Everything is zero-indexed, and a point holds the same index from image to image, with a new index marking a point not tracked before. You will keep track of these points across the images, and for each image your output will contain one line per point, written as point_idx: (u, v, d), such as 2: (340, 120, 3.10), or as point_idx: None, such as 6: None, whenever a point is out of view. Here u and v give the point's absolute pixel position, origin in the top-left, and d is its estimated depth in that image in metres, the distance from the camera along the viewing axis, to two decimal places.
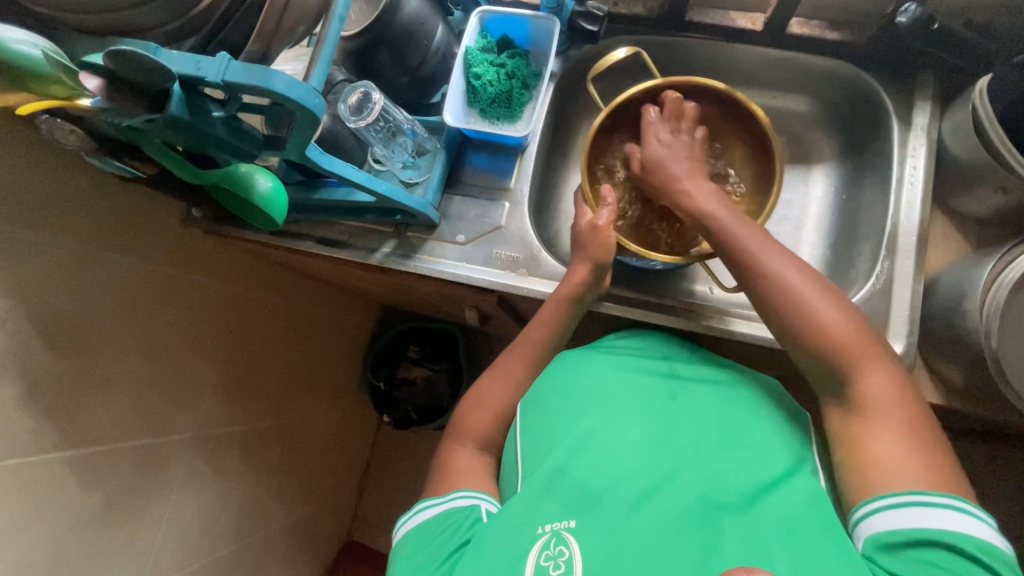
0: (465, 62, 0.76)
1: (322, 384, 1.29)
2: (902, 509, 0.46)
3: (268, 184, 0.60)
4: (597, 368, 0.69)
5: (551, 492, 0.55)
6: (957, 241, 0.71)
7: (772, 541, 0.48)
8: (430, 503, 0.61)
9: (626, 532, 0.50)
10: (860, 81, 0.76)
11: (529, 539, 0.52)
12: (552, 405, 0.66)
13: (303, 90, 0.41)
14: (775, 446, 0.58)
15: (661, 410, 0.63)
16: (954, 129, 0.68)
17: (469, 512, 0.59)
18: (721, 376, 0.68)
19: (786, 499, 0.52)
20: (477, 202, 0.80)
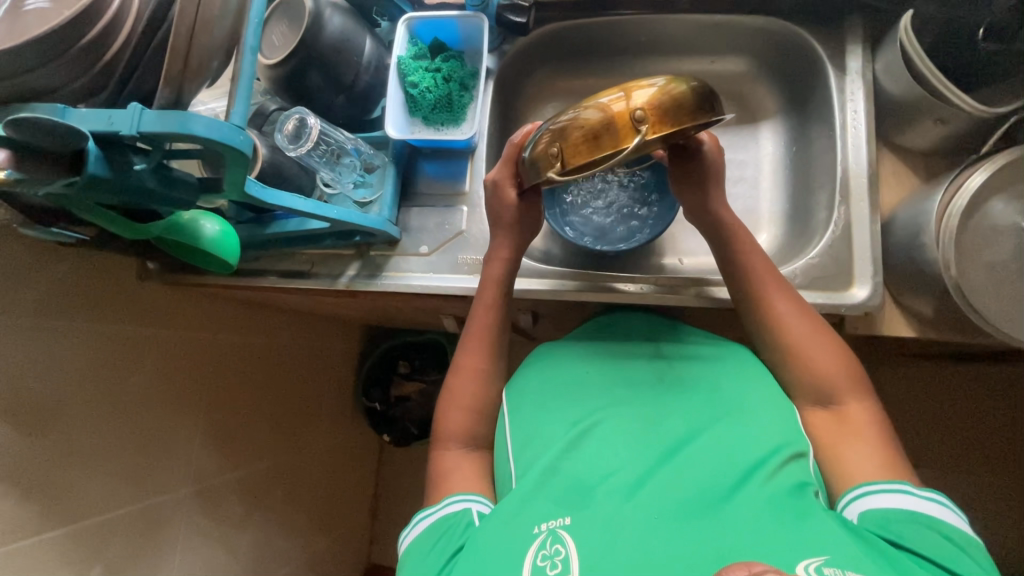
0: (399, 72, 0.75)
1: (315, 416, 1.27)
2: (892, 490, 0.50)
3: (215, 228, 0.60)
4: (582, 362, 0.70)
5: (543, 490, 0.56)
6: (907, 175, 0.72)
7: (766, 523, 0.47)
8: (425, 512, 0.61)
9: (620, 522, 0.50)
10: (791, 33, 0.77)
11: (526, 540, 0.51)
12: (541, 402, 0.66)
13: (224, 129, 0.40)
14: (765, 417, 0.59)
15: (646, 397, 0.64)
16: (886, 68, 0.69)
17: (463, 514, 0.59)
18: (706, 353, 0.68)
19: (777, 479, 0.52)
20: (435, 211, 0.79)
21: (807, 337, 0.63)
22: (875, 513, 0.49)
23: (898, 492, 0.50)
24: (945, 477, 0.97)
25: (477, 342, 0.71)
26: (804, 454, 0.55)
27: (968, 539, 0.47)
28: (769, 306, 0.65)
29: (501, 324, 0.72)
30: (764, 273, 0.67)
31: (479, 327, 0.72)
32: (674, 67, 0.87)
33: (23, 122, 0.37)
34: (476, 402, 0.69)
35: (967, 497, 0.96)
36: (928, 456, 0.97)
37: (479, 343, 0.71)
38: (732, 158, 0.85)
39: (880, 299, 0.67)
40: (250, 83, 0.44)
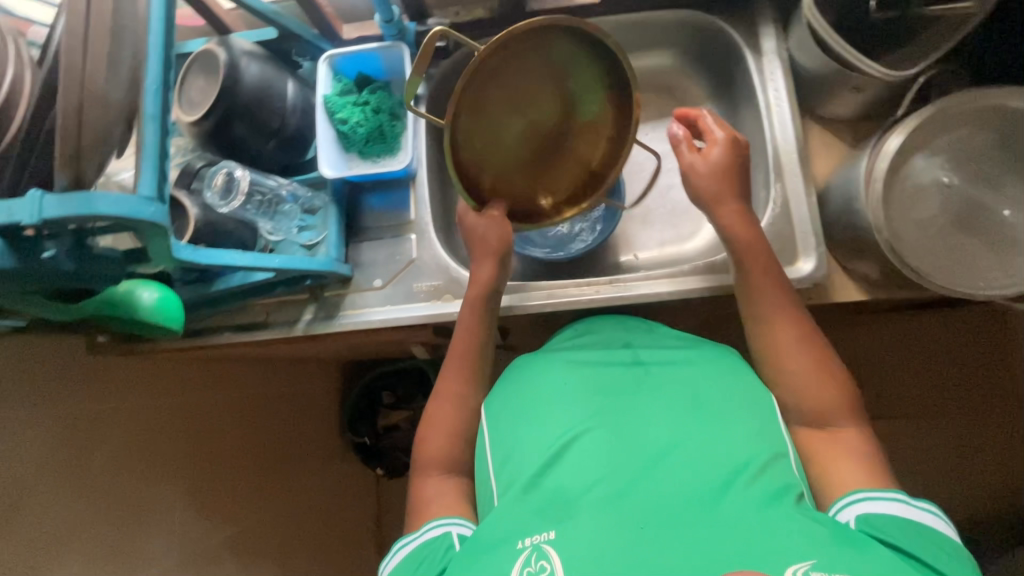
0: (327, 111, 0.74)
1: (314, 458, 1.22)
2: (885, 497, 0.53)
3: (155, 295, 0.58)
4: (560, 369, 0.68)
5: (525, 505, 0.55)
6: (836, 144, 0.75)
7: (748, 532, 0.48)
8: (405, 539, 0.60)
9: (602, 534, 0.50)
10: (707, 23, 0.78)
11: (511, 557, 0.51)
12: (522, 410, 0.65)
13: (132, 202, 0.40)
14: (743, 417, 0.59)
15: (626, 403, 0.63)
16: (798, 46, 0.71)
17: (444, 539, 0.58)
18: (682, 355, 0.69)
19: (758, 484, 0.53)
20: (384, 243, 0.78)
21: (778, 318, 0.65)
22: (871, 514, 0.52)
23: (890, 500, 0.53)
24: (923, 426, 0.99)
25: (451, 365, 0.71)
26: (783, 455, 0.57)
27: (953, 547, 0.50)
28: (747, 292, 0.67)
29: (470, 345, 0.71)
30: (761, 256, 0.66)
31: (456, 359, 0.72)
32: None
33: None
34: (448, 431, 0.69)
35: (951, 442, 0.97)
36: (905, 408, 1.00)
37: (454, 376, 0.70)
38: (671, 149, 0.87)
39: (827, 268, 0.68)
40: (161, 147, 0.43)
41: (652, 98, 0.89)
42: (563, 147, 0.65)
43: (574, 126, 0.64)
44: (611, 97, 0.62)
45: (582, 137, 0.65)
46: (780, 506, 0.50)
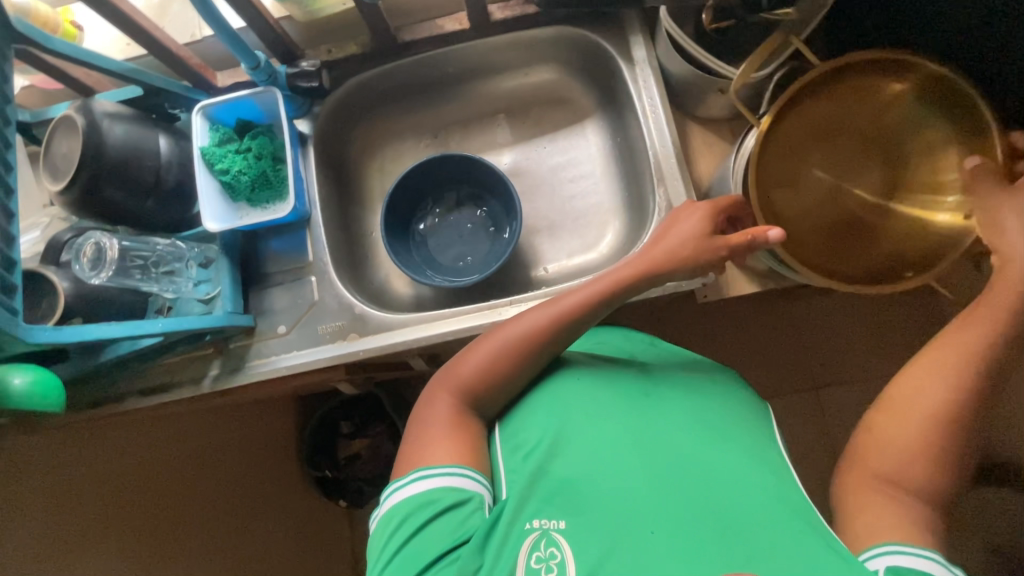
0: (207, 163, 0.73)
1: (269, 501, 1.15)
2: (925, 555, 0.47)
3: (28, 379, 0.56)
4: (576, 365, 0.66)
5: (536, 493, 0.54)
6: (717, 143, 0.77)
7: (756, 545, 0.47)
8: (434, 473, 0.56)
9: (622, 534, 0.49)
10: (581, 38, 0.80)
11: (519, 536, 0.52)
12: (537, 406, 0.62)
13: None
14: (720, 436, 0.58)
15: (637, 407, 0.60)
16: (664, 54, 0.73)
17: (472, 498, 0.55)
18: (689, 377, 0.65)
19: (733, 492, 0.52)
20: (284, 288, 0.77)
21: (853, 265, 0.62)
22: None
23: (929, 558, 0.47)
24: (843, 395, 1.03)
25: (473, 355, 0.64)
26: (745, 459, 0.56)
27: None
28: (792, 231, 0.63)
29: (474, 376, 0.62)
30: (977, 333, 0.51)
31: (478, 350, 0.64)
32: (491, 88, 0.90)
33: None
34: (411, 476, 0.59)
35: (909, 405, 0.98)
36: (826, 377, 1.05)
37: (419, 412, 0.63)
38: (568, 160, 0.89)
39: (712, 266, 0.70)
40: (10, 234, 0.51)
41: (545, 111, 0.90)
42: (896, 191, 0.62)
43: (906, 170, 0.62)
44: (957, 133, 0.58)
45: (930, 179, 0.61)
46: (748, 515, 0.49)
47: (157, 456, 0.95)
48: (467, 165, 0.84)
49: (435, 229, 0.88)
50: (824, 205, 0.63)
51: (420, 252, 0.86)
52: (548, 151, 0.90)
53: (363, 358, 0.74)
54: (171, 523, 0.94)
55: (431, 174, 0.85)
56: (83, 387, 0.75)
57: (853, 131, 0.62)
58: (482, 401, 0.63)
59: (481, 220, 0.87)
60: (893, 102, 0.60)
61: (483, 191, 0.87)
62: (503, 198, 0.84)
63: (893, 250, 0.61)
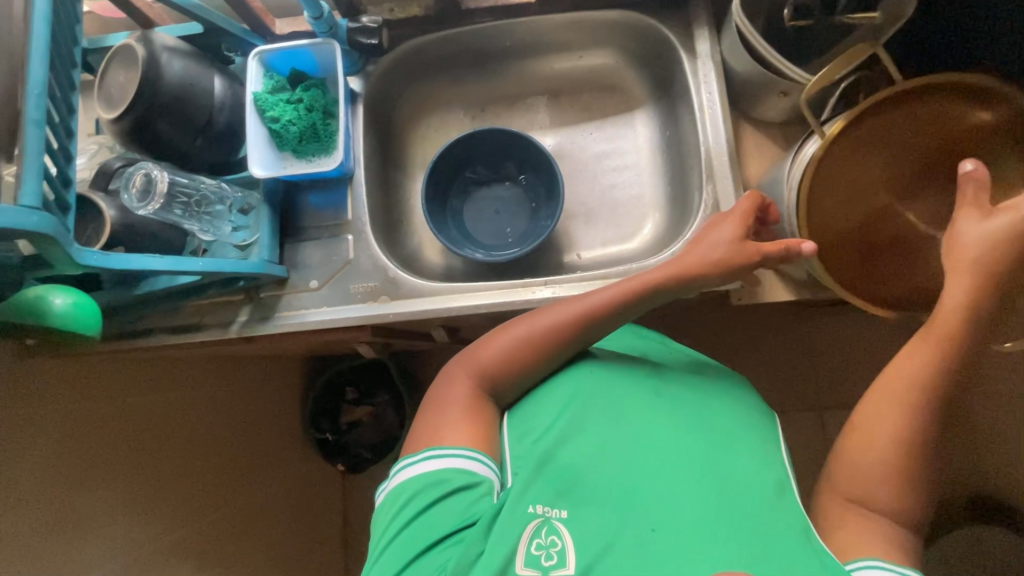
0: (258, 109, 0.73)
1: (266, 458, 1.17)
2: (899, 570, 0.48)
3: (69, 301, 0.56)
4: (585, 354, 0.66)
5: (541, 479, 0.54)
6: (767, 147, 0.76)
7: (758, 542, 0.47)
8: (445, 453, 0.57)
9: (622, 529, 0.49)
10: (645, 24, 0.79)
11: (520, 523, 0.51)
12: (550, 393, 0.62)
13: (12, 214, 0.39)
14: (739, 439, 0.57)
15: (649, 400, 0.60)
16: (730, 49, 0.72)
17: (481, 484, 0.55)
18: (695, 381, 0.64)
19: (746, 494, 0.51)
20: (320, 243, 0.77)
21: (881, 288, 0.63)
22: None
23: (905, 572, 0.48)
24: None
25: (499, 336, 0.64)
26: (761, 463, 0.56)
27: None
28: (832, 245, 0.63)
29: (493, 356, 0.63)
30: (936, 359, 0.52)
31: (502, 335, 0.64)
32: (545, 68, 0.89)
33: None
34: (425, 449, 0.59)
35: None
36: (842, 395, 1.04)
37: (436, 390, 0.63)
38: (612, 149, 0.88)
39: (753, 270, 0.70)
40: (69, 151, 0.51)
41: (595, 98, 0.90)
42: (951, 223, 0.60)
43: None
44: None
45: None
46: (759, 519, 0.49)
47: (168, 399, 0.96)
48: (514, 142, 0.83)
49: (473, 204, 0.88)
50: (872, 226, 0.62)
51: (455, 224, 0.86)
52: (595, 137, 0.89)
53: (392, 321, 0.74)
54: (177, 464, 0.95)
55: (477, 147, 0.85)
56: (110, 319, 0.75)
57: (921, 156, 0.59)
58: (500, 378, 0.63)
59: (520, 200, 0.87)
60: (972, 133, 0.57)
61: (526, 171, 0.86)
62: (546, 179, 0.84)
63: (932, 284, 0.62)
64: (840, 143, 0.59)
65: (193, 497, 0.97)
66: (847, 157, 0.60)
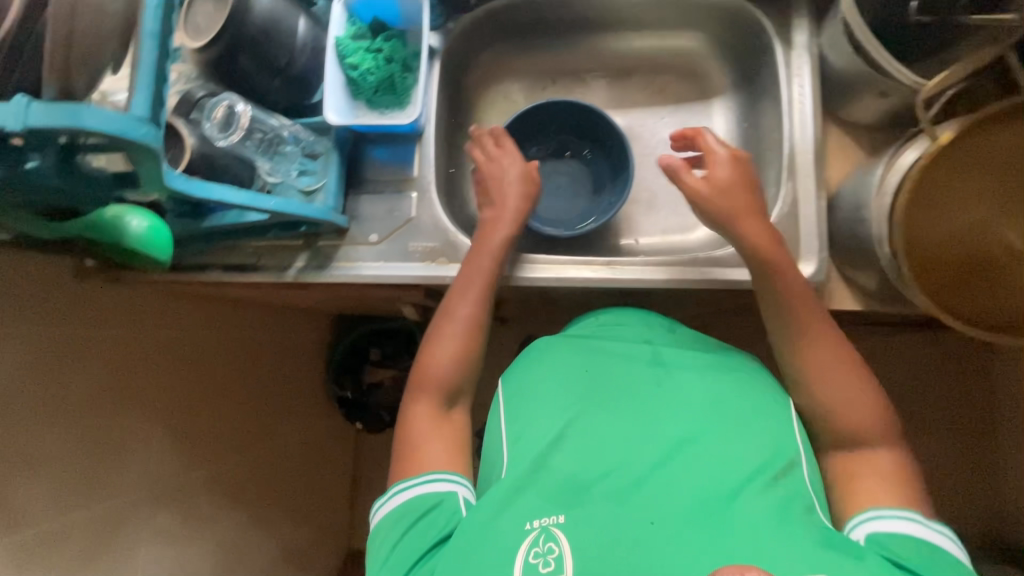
0: (338, 54, 0.72)
1: (286, 408, 1.19)
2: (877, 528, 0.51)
3: (144, 223, 0.56)
4: (580, 359, 0.66)
5: (538, 487, 0.54)
6: (853, 150, 0.73)
7: (764, 534, 0.47)
8: (410, 483, 0.59)
9: (618, 528, 0.49)
10: (739, 9, 0.76)
11: (517, 535, 0.50)
12: (539, 394, 0.63)
13: (123, 121, 0.38)
14: (761, 432, 0.57)
15: (646, 400, 0.61)
16: (831, 43, 0.69)
17: (450, 497, 0.57)
18: (706, 361, 0.65)
19: (770, 489, 0.51)
20: (384, 198, 0.77)
21: (970, 311, 0.60)
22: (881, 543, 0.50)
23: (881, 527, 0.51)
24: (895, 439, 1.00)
25: (473, 291, 0.68)
26: (791, 458, 0.55)
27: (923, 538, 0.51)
28: (928, 259, 0.59)
29: (464, 313, 0.68)
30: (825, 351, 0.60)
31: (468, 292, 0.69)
32: (625, 45, 0.87)
33: None
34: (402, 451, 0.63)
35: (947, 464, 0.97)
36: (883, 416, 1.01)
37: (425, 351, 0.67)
38: None
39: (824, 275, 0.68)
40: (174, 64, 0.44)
41: (672, 82, 0.87)
42: None
43: None
44: None
45: None
46: (788, 514, 0.49)
47: (205, 338, 0.97)
48: (585, 119, 0.82)
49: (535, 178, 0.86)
50: (969, 245, 0.59)
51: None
52: (669, 122, 0.86)
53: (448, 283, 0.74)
54: (207, 402, 0.96)
55: (545, 121, 0.84)
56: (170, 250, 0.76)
57: None
58: (472, 339, 0.68)
59: (583, 179, 0.85)
60: None
61: (591, 150, 0.85)
62: (611, 159, 0.83)
63: (977, 312, 0.60)
64: (952, 149, 0.57)
65: (218, 436, 0.98)
66: (951, 167, 0.58)
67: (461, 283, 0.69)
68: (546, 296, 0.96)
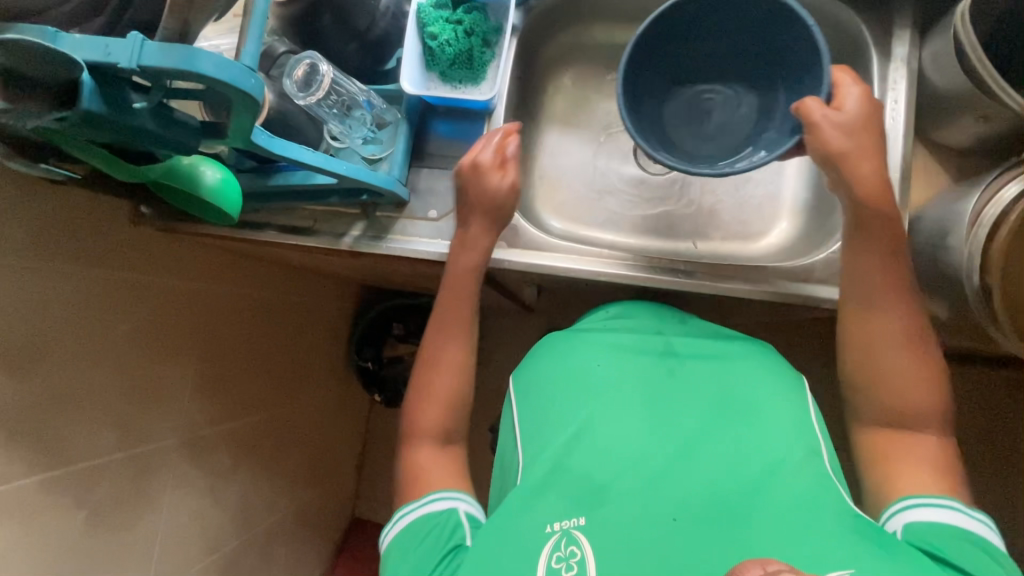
0: (419, 22, 0.70)
1: (307, 372, 1.18)
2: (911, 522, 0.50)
3: (217, 175, 0.57)
4: (593, 350, 0.64)
5: (558, 489, 0.52)
6: (939, 172, 0.70)
7: (787, 522, 0.46)
8: (405, 510, 0.59)
9: (639, 527, 0.47)
10: (837, 14, 0.72)
11: (538, 540, 0.48)
12: (547, 389, 0.61)
13: (235, 70, 0.37)
14: (785, 425, 0.55)
15: (660, 391, 0.59)
16: (934, 58, 0.66)
17: (450, 515, 0.57)
18: (721, 349, 0.64)
19: (796, 478, 0.50)
20: (446, 174, 0.75)
21: None
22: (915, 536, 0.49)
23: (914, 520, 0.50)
24: None
25: (465, 285, 0.68)
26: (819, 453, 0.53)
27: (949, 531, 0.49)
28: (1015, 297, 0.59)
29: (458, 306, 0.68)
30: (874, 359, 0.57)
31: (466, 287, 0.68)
32: None
33: (12, 44, 0.35)
34: (408, 434, 0.64)
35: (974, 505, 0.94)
36: None
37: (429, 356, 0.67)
38: None
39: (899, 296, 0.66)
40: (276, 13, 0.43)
41: None
42: None
43: None
44: None
45: None
46: (829, 507, 0.47)
47: (241, 293, 0.96)
48: (766, 40, 0.68)
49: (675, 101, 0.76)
50: None
51: (650, 113, 0.74)
52: None
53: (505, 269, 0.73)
54: (238, 356, 0.96)
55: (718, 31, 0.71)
56: None
57: None
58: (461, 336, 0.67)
59: (736, 119, 0.75)
60: None
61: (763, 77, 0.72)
62: (795, 81, 0.67)
63: None
64: None
65: (247, 392, 0.98)
66: None
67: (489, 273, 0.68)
68: (587, 292, 0.94)
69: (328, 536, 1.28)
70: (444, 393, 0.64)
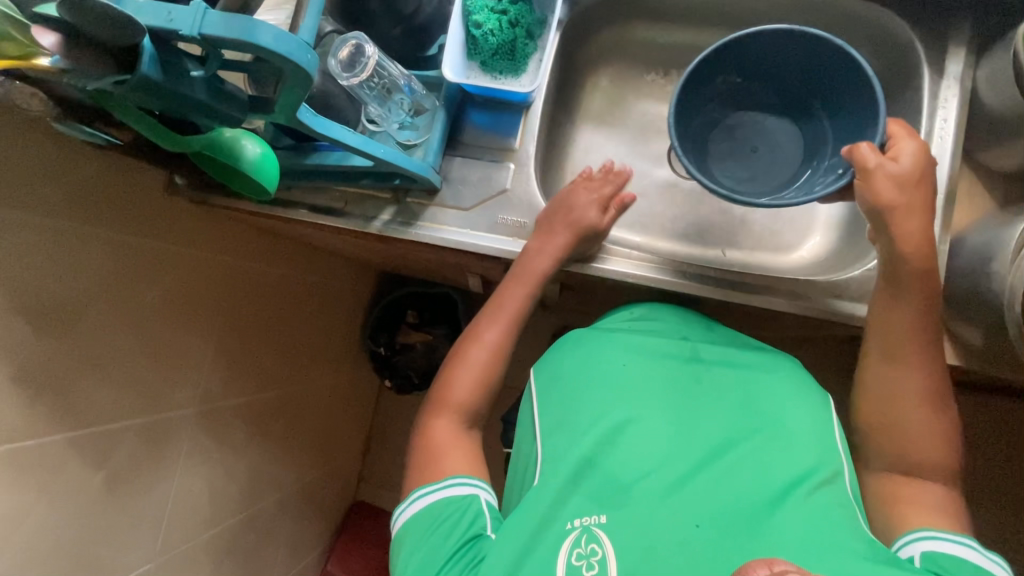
0: (464, 10, 0.70)
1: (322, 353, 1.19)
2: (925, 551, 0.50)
3: (257, 150, 0.57)
4: (619, 350, 0.63)
5: (580, 488, 0.52)
6: (983, 197, 0.68)
7: (810, 535, 0.46)
8: (422, 491, 0.57)
9: (661, 528, 0.47)
10: (892, 28, 0.71)
11: (558, 536, 0.49)
12: (570, 386, 0.61)
13: (294, 44, 0.37)
14: (808, 442, 0.54)
15: (685, 396, 0.59)
16: (989, 79, 0.64)
17: (471, 502, 0.55)
18: (746, 359, 0.63)
19: (819, 494, 0.49)
20: (480, 164, 0.75)
21: None
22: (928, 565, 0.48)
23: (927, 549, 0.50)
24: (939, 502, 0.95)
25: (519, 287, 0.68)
26: (838, 474, 0.52)
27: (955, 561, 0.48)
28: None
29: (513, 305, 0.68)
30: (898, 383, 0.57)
31: (513, 286, 0.69)
32: None
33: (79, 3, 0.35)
34: (425, 414, 0.65)
35: (988, 538, 0.92)
36: None
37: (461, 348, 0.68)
38: None
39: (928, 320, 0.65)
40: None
41: None
42: None
43: None
44: None
45: None
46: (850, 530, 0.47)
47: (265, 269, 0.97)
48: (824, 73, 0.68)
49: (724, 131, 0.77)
50: None
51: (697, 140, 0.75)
52: None
53: None
54: (257, 330, 0.96)
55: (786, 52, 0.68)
56: None
57: None
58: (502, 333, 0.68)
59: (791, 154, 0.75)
60: None
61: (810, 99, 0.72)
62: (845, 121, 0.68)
63: None
64: None
65: (264, 367, 0.99)
66: None
67: (517, 270, 0.69)
68: (609, 292, 0.93)
69: (329, 516, 1.29)
70: (465, 389, 0.64)
